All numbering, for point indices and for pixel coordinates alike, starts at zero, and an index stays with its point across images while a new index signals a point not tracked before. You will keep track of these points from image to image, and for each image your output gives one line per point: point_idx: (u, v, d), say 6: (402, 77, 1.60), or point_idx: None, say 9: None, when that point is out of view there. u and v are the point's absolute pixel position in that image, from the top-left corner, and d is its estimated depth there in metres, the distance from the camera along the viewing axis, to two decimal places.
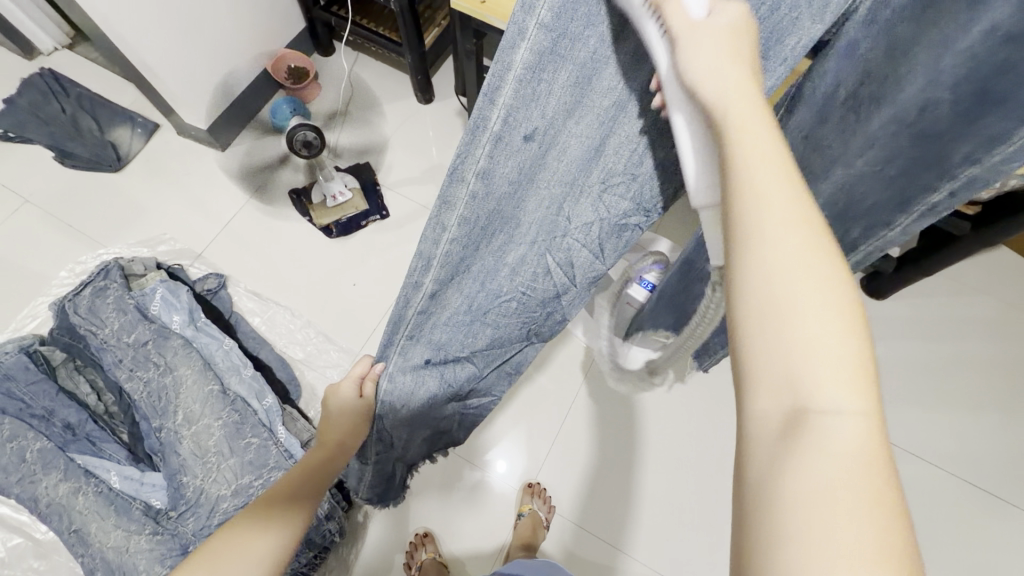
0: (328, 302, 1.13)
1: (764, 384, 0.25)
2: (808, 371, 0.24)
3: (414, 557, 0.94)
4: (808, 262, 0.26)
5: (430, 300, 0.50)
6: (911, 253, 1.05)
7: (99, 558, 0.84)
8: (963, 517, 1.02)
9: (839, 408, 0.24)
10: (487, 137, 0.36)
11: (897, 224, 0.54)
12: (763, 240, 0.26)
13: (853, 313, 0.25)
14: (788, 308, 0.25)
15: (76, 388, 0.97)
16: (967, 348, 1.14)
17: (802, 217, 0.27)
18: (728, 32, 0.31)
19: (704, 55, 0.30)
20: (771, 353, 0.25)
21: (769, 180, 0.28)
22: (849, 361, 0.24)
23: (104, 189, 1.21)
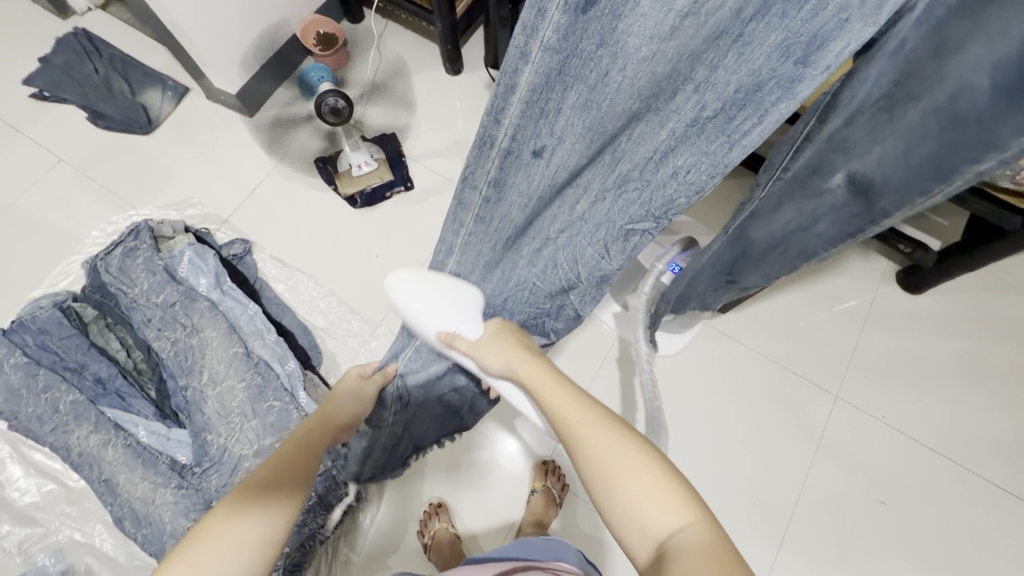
0: (351, 272, 1.14)
1: (628, 529, 0.47)
2: (643, 514, 0.46)
3: (427, 526, 0.95)
4: (620, 454, 0.49)
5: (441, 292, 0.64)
6: (954, 247, 1.00)
7: (127, 508, 0.87)
8: (989, 522, 0.99)
9: (668, 529, 0.45)
10: (502, 141, 0.49)
11: (935, 191, 0.43)
12: (588, 453, 0.51)
13: (646, 462, 0.49)
14: (615, 485, 0.48)
15: (107, 345, 0.99)
16: (1005, 349, 1.09)
17: (599, 422, 0.53)
18: (495, 339, 0.64)
19: (494, 361, 0.62)
20: (625, 511, 0.47)
21: (563, 403, 0.56)
22: (653, 492, 0.47)
23: (134, 151, 1.23)
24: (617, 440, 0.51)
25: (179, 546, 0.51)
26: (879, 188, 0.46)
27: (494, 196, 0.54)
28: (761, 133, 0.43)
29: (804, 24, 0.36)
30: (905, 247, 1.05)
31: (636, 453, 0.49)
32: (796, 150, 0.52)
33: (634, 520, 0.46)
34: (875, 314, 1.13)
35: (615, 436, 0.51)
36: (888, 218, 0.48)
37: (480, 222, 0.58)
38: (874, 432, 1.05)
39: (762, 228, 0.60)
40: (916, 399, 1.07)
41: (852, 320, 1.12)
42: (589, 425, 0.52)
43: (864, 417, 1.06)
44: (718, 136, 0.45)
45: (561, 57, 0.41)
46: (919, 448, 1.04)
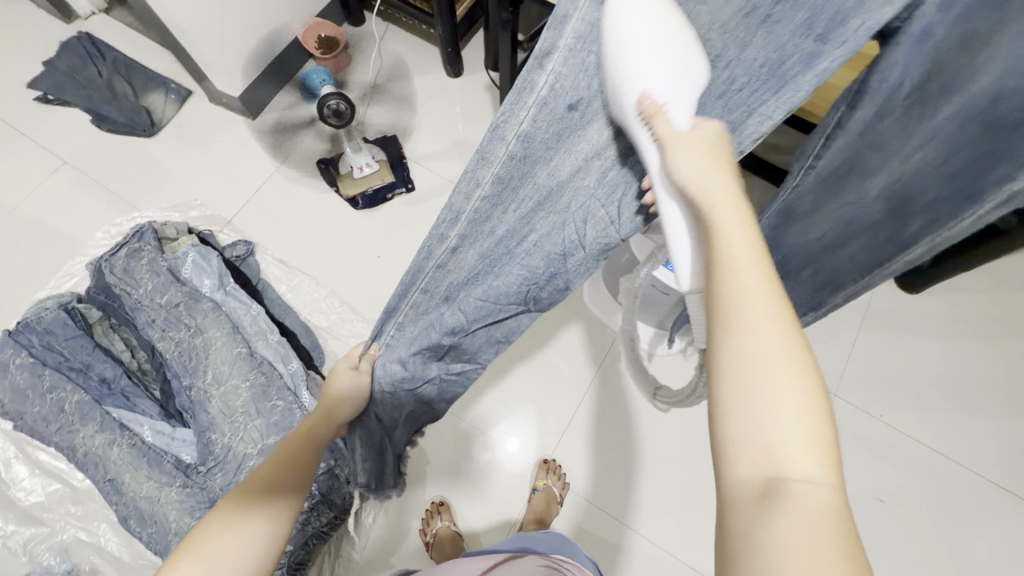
0: (353, 273, 1.15)
1: (743, 457, 0.29)
2: (780, 442, 0.29)
3: (430, 524, 0.96)
4: (778, 360, 0.31)
5: (449, 256, 0.51)
6: (950, 246, 1.02)
7: (133, 506, 0.88)
8: (987, 519, 1.00)
9: (807, 479, 0.28)
10: (533, 100, 0.39)
11: (963, 218, 0.49)
12: (747, 323, 0.32)
13: (816, 391, 0.31)
14: (761, 397, 0.30)
15: (112, 345, 1.00)
16: (1002, 347, 1.10)
17: (777, 304, 0.32)
18: (708, 141, 0.41)
19: (686, 169, 0.39)
20: (744, 425, 0.30)
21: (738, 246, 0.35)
22: (805, 426, 0.29)
23: (138, 153, 1.24)
24: (786, 330, 0.32)
25: (193, 531, 0.54)
26: (916, 197, 0.50)
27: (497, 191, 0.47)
28: (780, 107, 0.42)
29: (829, 0, 0.35)
30: None
31: (799, 362, 0.31)
32: (828, 139, 0.49)
33: (754, 455, 0.29)
34: (873, 313, 1.13)
35: (784, 327, 0.32)
36: (915, 244, 0.55)
37: (490, 196, 0.46)
38: (872, 430, 1.06)
39: (797, 237, 0.63)
40: (913, 397, 1.08)
41: (849, 319, 1.13)
42: (758, 297, 0.32)
43: (861, 415, 1.07)
44: (738, 109, 0.43)
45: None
46: (917, 446, 1.04)
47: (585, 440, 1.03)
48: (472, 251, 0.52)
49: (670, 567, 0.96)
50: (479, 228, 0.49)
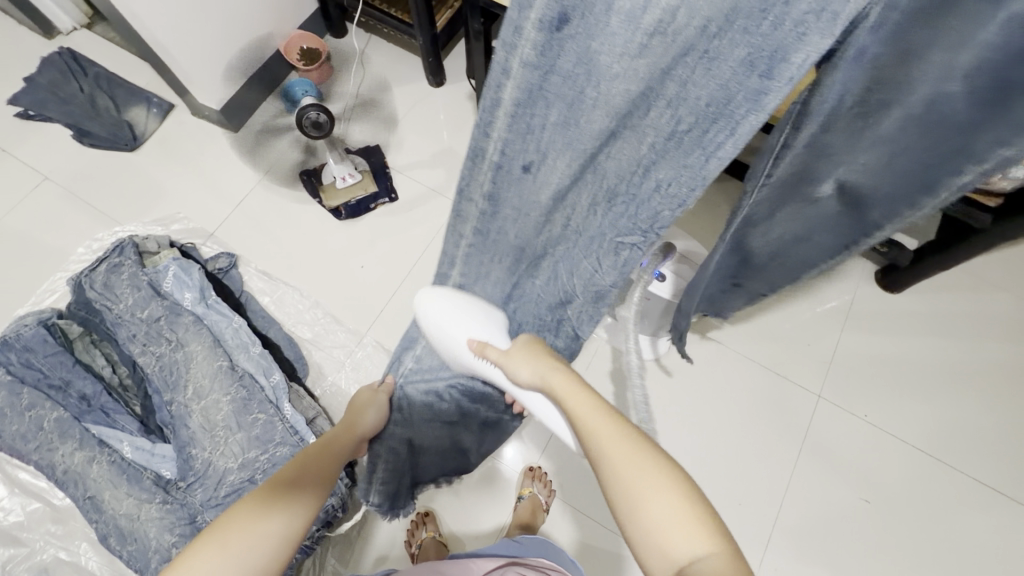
0: (337, 283, 1.14)
1: (649, 555, 0.42)
2: (663, 538, 0.41)
3: (414, 535, 0.95)
4: (648, 474, 0.44)
5: (457, 290, 0.66)
6: (928, 247, 1.03)
7: (113, 524, 0.87)
8: (974, 518, 1.00)
9: (687, 555, 0.40)
10: (488, 164, 0.48)
11: (923, 204, 0.47)
12: (611, 465, 0.46)
13: (676, 479, 0.44)
14: (642, 505, 0.43)
15: (93, 362, 0.99)
16: (983, 345, 1.11)
17: (632, 444, 0.46)
18: (532, 344, 0.62)
19: (522, 371, 0.59)
20: (642, 519, 0.42)
21: (610, 431, 0.48)
22: (681, 514, 0.42)
23: (120, 168, 1.24)
24: (641, 458, 0.45)
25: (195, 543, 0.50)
26: (872, 190, 0.49)
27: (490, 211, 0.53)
28: (736, 144, 0.39)
29: (766, 38, 0.33)
30: (883, 246, 1.07)
31: (667, 479, 0.44)
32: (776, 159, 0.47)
33: (653, 550, 0.41)
34: (855, 315, 1.14)
35: (640, 453, 0.45)
36: (879, 231, 0.53)
37: (476, 243, 0.59)
38: (858, 431, 1.06)
39: (758, 239, 0.62)
40: (897, 398, 1.08)
41: (832, 320, 1.14)
42: (614, 444, 0.47)
43: (846, 416, 1.07)
44: (693, 149, 0.41)
45: (540, 72, 0.39)
46: (903, 446, 1.05)
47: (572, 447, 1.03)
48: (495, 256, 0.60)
49: None
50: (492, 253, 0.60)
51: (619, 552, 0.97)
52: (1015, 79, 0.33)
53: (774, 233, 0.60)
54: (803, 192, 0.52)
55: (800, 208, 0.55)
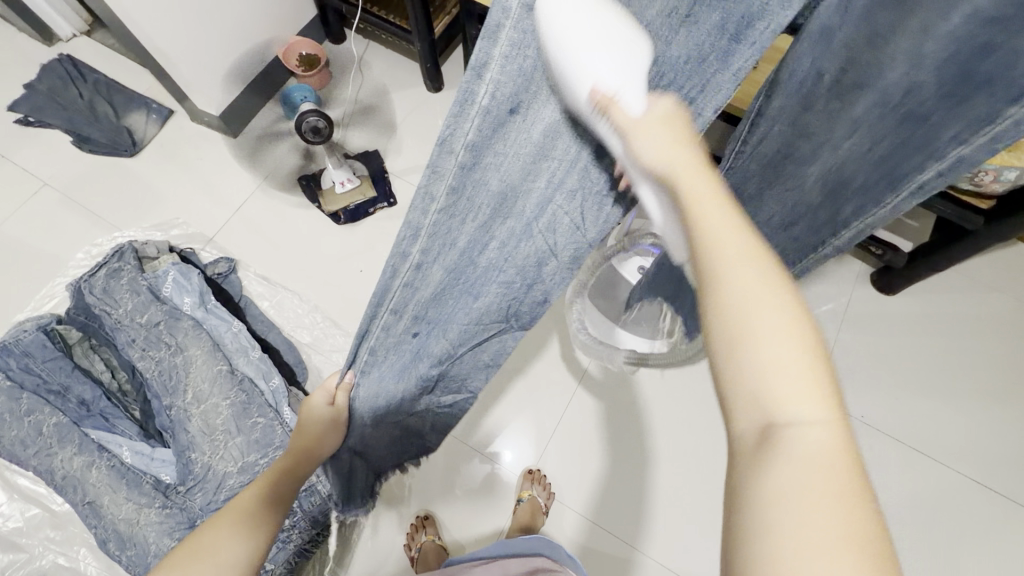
0: (336, 287, 1.15)
1: (732, 400, 0.29)
2: (780, 386, 0.28)
3: (414, 539, 0.95)
4: (766, 301, 0.30)
5: (415, 272, 0.42)
6: (923, 247, 1.05)
7: (112, 529, 0.87)
8: (973, 519, 1.00)
9: (796, 418, 0.28)
10: (444, 185, 0.35)
11: (888, 201, 0.52)
12: (723, 285, 0.30)
13: (801, 332, 0.29)
14: (749, 335, 0.29)
15: (92, 367, 1.00)
16: (979, 346, 1.12)
17: (755, 256, 0.31)
18: (663, 119, 0.36)
19: (649, 153, 0.35)
20: (755, 378, 0.29)
21: (719, 221, 0.32)
22: (798, 362, 0.29)
23: (119, 173, 1.24)
24: (758, 261, 0.31)
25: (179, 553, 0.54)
26: (849, 182, 0.52)
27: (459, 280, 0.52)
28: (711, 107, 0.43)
29: (735, 7, 0.36)
30: (877, 249, 1.08)
31: (790, 315, 0.30)
32: (739, 151, 0.54)
33: (747, 405, 0.29)
34: (852, 317, 1.15)
35: (775, 279, 0.30)
36: (846, 229, 0.58)
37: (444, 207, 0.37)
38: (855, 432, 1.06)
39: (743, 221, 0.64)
40: (894, 400, 1.09)
41: (829, 323, 1.14)
42: (724, 231, 0.31)
43: None
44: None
45: (512, 89, 0.32)
46: (901, 448, 1.05)
47: (571, 449, 1.04)
48: (433, 296, 0.47)
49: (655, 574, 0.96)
50: (439, 295, 0.48)
51: (618, 554, 0.97)
52: (980, 69, 0.37)
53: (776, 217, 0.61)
54: (785, 177, 0.55)
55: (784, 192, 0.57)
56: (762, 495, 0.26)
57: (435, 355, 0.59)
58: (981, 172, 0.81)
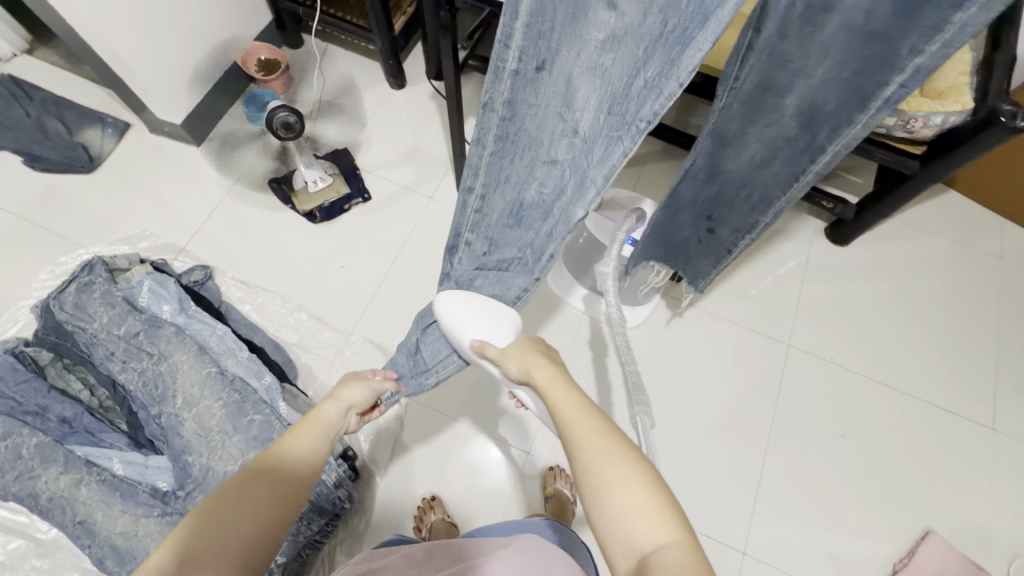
0: (320, 284, 1.14)
1: (614, 548, 0.43)
2: (632, 527, 0.43)
3: (424, 519, 0.95)
4: (620, 466, 0.46)
5: (479, 202, 0.61)
6: (870, 196, 1.14)
7: (109, 546, 0.83)
8: (939, 441, 1.09)
9: (654, 543, 0.42)
10: (507, 74, 0.52)
11: (860, 119, 0.54)
12: (587, 463, 0.48)
13: (648, 476, 0.46)
14: (611, 491, 0.45)
15: (68, 386, 0.97)
16: (924, 284, 1.22)
17: (601, 428, 0.50)
18: (524, 337, 0.63)
19: (513, 364, 0.60)
20: (609, 523, 0.44)
21: (574, 414, 0.52)
22: (648, 508, 0.44)
23: (78, 190, 1.20)
24: (602, 438, 0.49)
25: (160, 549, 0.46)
26: (821, 111, 0.55)
27: (509, 115, 0.55)
28: (708, 36, 0.45)
29: None
30: (828, 204, 1.17)
31: (628, 463, 0.47)
32: (743, 59, 0.52)
33: (625, 544, 0.43)
34: (813, 269, 1.23)
35: (609, 446, 0.48)
36: (824, 153, 0.59)
37: (496, 146, 0.57)
38: (826, 372, 1.14)
39: (732, 163, 0.65)
40: (858, 340, 1.17)
41: (794, 276, 1.22)
42: (573, 416, 0.52)
43: (815, 361, 1.15)
44: (670, 45, 0.47)
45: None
46: (869, 383, 1.13)
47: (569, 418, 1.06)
48: (501, 198, 0.62)
49: None
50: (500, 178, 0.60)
51: None
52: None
53: (756, 157, 0.63)
54: (766, 114, 0.57)
55: (765, 129, 0.59)
56: None
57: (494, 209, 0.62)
58: (911, 119, 0.93)
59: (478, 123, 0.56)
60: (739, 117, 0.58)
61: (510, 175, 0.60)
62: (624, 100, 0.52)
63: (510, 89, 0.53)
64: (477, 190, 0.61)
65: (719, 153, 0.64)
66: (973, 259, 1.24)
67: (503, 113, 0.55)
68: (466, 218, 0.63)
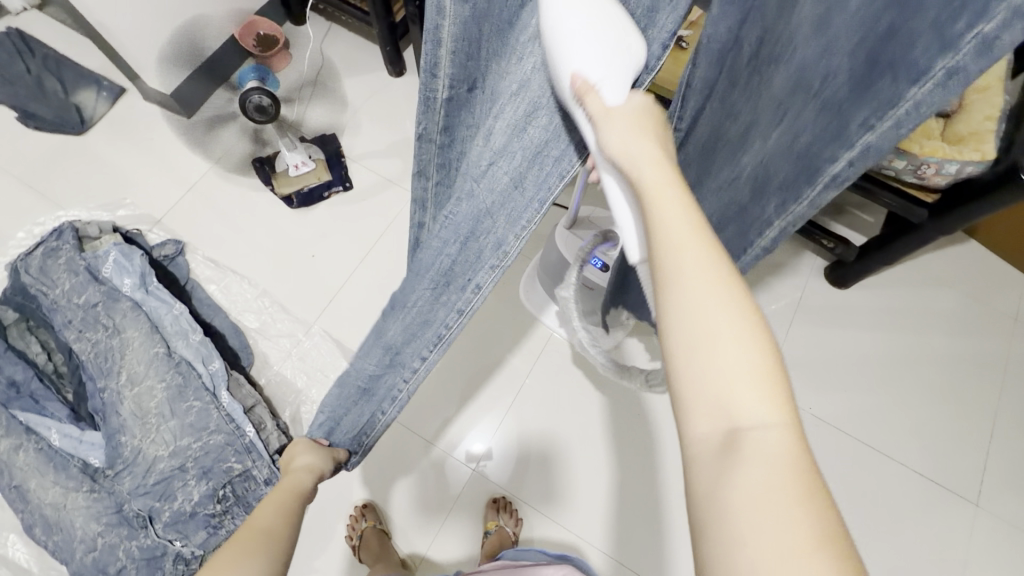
0: (288, 271, 1.13)
1: (686, 405, 0.28)
2: (737, 396, 0.27)
3: (354, 527, 0.95)
4: (730, 307, 0.28)
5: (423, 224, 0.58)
6: (873, 241, 1.05)
7: (38, 515, 0.84)
8: (915, 510, 1.01)
9: (760, 424, 0.26)
10: (439, 102, 0.45)
11: (804, 200, 0.47)
12: (685, 300, 0.28)
13: (768, 356, 0.28)
14: (704, 346, 0.27)
15: (27, 349, 0.96)
16: (922, 340, 1.13)
17: (719, 274, 0.28)
18: (636, 115, 0.33)
19: (615, 135, 0.32)
20: (698, 380, 0.27)
21: (679, 231, 0.29)
22: (758, 369, 0.27)
23: (67, 152, 1.21)
24: (722, 281, 0.28)
25: (232, 540, 0.47)
26: (771, 180, 0.49)
27: (446, 142, 0.49)
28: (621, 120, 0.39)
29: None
30: (829, 243, 1.08)
31: (742, 310, 0.28)
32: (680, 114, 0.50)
33: (707, 406, 0.27)
34: (804, 310, 1.15)
35: (735, 300, 0.28)
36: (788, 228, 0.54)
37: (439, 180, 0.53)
38: (802, 422, 1.07)
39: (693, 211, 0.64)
40: (841, 392, 1.09)
41: (783, 315, 1.15)
42: (681, 240, 0.29)
43: (793, 408, 1.08)
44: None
45: (471, 5, 0.37)
46: (847, 440, 1.06)
47: (546, 421, 1.05)
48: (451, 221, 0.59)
49: (594, 559, 0.97)
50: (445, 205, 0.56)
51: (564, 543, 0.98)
52: (888, 53, 0.32)
53: None
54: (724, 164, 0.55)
55: (718, 186, 0.58)
56: (714, 498, 0.26)
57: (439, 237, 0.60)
58: (922, 165, 0.82)
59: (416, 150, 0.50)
60: (696, 164, 0.58)
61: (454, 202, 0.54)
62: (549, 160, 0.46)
63: (444, 118, 0.47)
64: (427, 222, 0.58)
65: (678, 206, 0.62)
66: (986, 318, 1.15)
67: (441, 141, 0.49)
68: (414, 242, 0.61)
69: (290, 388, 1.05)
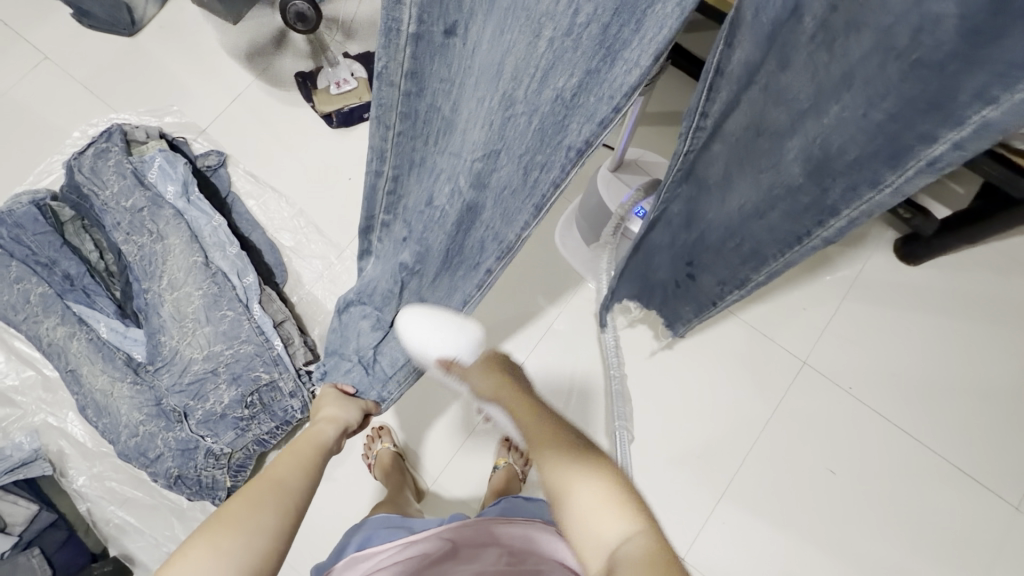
0: (325, 193, 1.12)
1: (578, 538, 0.43)
2: (597, 530, 0.42)
3: (371, 447, 0.99)
4: (578, 465, 0.47)
5: (393, 183, 0.56)
6: (957, 217, 0.93)
7: (90, 397, 0.92)
8: (947, 506, 0.96)
9: (618, 536, 0.41)
10: (404, 38, 0.41)
11: (885, 183, 0.37)
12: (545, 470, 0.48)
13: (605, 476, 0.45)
14: (572, 492, 0.45)
15: (82, 246, 1.00)
16: (992, 333, 1.03)
17: (560, 439, 0.50)
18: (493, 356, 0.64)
19: (476, 383, 0.61)
20: (575, 514, 0.44)
21: (538, 437, 0.52)
22: (600, 495, 0.44)
23: (119, 52, 1.21)
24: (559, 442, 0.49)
25: (236, 496, 0.47)
26: (835, 163, 0.40)
27: (415, 90, 0.47)
28: (641, 50, 0.36)
29: None
30: (905, 213, 0.97)
31: (590, 468, 0.46)
32: (710, 91, 0.42)
33: (585, 539, 0.43)
34: (863, 284, 1.06)
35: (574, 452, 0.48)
36: (836, 216, 0.43)
37: (407, 129, 0.50)
38: (838, 402, 1.01)
39: (714, 209, 0.56)
40: (889, 375, 1.02)
41: (837, 288, 1.06)
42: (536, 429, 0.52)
43: (830, 386, 1.02)
44: (597, 53, 0.38)
45: None
46: (884, 425, 1.00)
47: (569, 363, 1.04)
48: (418, 181, 0.57)
49: None
50: (415, 164, 0.55)
51: None
52: None
53: None
54: (763, 156, 0.46)
55: (757, 173, 0.47)
56: None
57: (406, 209, 0.59)
58: None
59: (378, 99, 0.47)
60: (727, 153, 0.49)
61: (419, 154, 0.54)
62: (526, 112, 0.44)
63: (410, 60, 0.43)
64: (387, 174, 0.55)
65: (702, 194, 0.55)
66: None
67: (407, 89, 0.46)
68: (379, 199, 0.58)
69: (320, 308, 1.07)
